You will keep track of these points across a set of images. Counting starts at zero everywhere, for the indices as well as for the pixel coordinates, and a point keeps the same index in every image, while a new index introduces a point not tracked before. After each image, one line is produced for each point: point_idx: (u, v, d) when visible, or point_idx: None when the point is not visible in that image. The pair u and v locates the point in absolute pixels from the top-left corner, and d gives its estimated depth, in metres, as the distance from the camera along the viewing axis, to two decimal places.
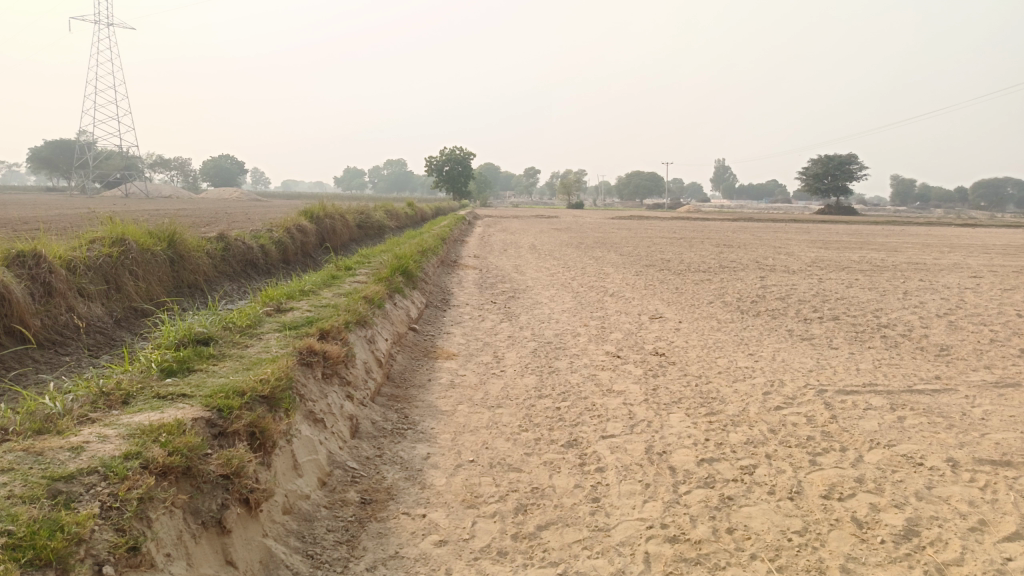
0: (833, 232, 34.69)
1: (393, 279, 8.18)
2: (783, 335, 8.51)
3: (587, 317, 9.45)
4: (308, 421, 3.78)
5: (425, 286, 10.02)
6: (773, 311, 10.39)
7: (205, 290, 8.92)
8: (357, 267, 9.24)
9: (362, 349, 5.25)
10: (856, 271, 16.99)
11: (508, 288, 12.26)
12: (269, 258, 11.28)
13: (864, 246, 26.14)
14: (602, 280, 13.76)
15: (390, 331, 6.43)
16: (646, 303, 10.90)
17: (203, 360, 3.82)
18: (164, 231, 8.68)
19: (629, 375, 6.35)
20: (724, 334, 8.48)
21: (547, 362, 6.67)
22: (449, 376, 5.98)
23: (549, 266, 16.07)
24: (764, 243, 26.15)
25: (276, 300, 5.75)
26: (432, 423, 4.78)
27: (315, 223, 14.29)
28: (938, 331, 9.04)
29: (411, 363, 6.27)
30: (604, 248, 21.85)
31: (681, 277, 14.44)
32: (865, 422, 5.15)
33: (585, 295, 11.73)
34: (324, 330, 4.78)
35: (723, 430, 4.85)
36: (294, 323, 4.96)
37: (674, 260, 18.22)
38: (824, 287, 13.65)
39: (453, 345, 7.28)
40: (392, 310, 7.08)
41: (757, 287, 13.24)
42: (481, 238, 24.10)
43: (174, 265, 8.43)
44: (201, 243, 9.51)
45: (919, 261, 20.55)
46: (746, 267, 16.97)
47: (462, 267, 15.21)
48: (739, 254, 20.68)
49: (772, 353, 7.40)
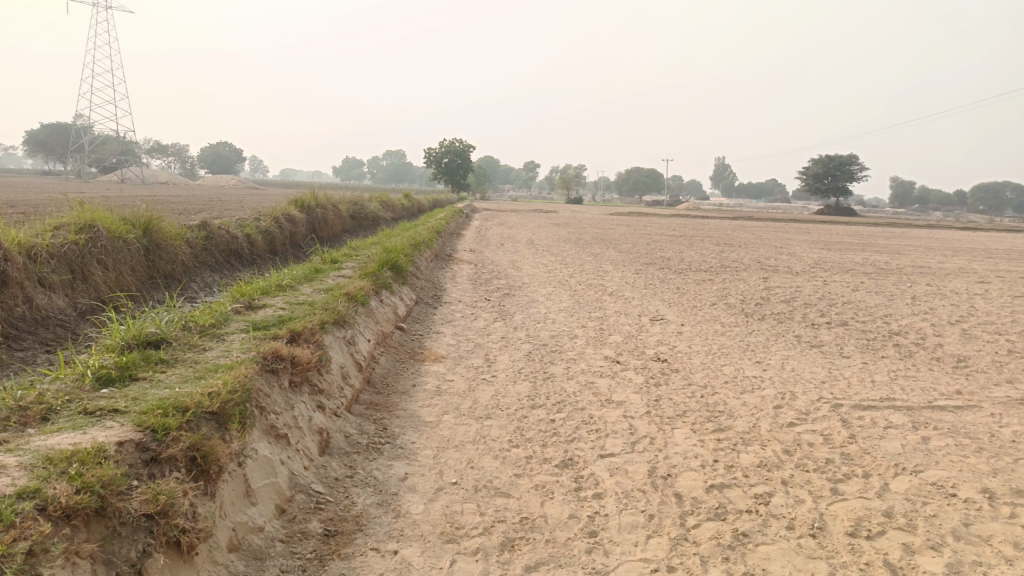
0: (834, 233, 34.32)
1: (381, 274, 7.74)
2: (791, 341, 8.07)
3: (585, 318, 9.00)
4: (268, 437, 3.33)
5: (415, 281, 9.57)
6: (779, 315, 9.94)
7: (183, 282, 8.46)
8: (344, 261, 8.77)
9: (339, 352, 4.79)
10: (861, 273, 16.58)
11: (504, 284, 11.80)
12: (254, 248, 10.82)
13: (866, 248, 25.74)
14: (600, 278, 13.31)
15: (374, 331, 5.97)
16: (646, 303, 10.45)
17: (149, 366, 3.37)
18: (141, 218, 8.21)
19: (630, 383, 5.90)
20: (728, 338, 8.04)
21: (542, 367, 6.23)
22: (435, 382, 5.53)
23: (547, 262, 15.61)
24: (764, 243, 25.80)
25: (248, 296, 5.28)
26: (413, 437, 4.33)
27: (306, 213, 13.82)
28: (953, 340, 8.60)
29: (395, 366, 5.81)
30: (602, 245, 21.38)
31: (682, 277, 14.01)
32: (887, 444, 4.71)
33: (582, 293, 11.29)
34: (295, 332, 4.32)
35: (733, 450, 4.41)
36: (263, 323, 4.50)
37: (674, 259, 17.77)
38: (830, 289, 13.22)
39: (442, 346, 6.83)
40: (377, 307, 6.63)
41: (760, 288, 12.80)
42: (478, 232, 23.63)
43: (149, 253, 7.96)
44: (180, 231, 9.05)
45: (924, 264, 20.12)
46: (748, 268, 16.52)
47: (457, 261, 14.78)
48: (740, 254, 20.28)
49: (782, 361, 6.96)
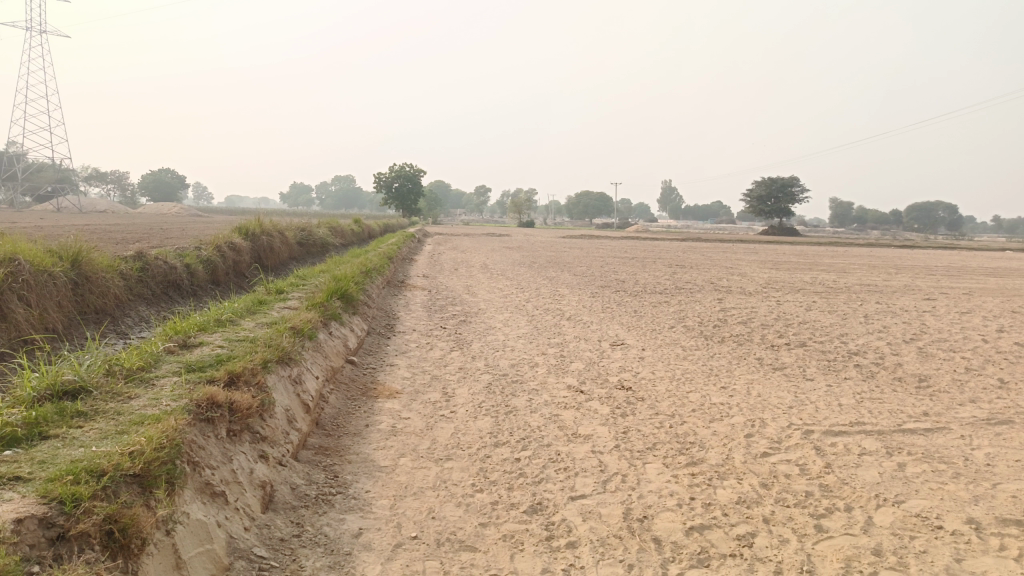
0: (781, 252, 35.06)
1: (330, 304, 7.36)
2: (753, 364, 7.95)
3: (545, 345, 8.73)
4: (202, 497, 2.95)
5: (367, 310, 9.19)
6: (738, 337, 9.86)
7: (115, 317, 7.92)
8: (290, 291, 8.36)
9: (284, 394, 4.41)
10: (813, 292, 16.77)
11: (459, 311, 11.48)
12: (195, 279, 10.29)
13: (813, 267, 26.25)
14: (557, 303, 13.11)
15: (322, 367, 5.59)
16: (605, 327, 10.26)
17: (64, 420, 2.96)
18: (69, 249, 7.67)
19: (595, 415, 5.64)
20: (691, 363, 7.87)
21: (503, 399, 5.92)
22: (390, 420, 5.18)
23: (502, 287, 15.35)
24: (716, 263, 26.11)
25: (183, 334, 4.86)
26: (366, 485, 3.98)
27: (251, 241, 13.30)
28: (910, 359, 8.62)
29: (346, 404, 5.43)
30: (557, 268, 21.26)
31: (638, 299, 13.91)
32: (864, 472, 4.54)
33: (540, 318, 11.05)
34: (235, 374, 3.93)
35: (710, 486, 4.17)
36: (198, 365, 4.10)
37: (629, 281, 17.71)
38: (784, 310, 13.28)
39: (397, 380, 6.47)
40: (325, 341, 6.25)
41: (717, 310, 12.77)
42: (431, 257, 23.30)
43: (78, 287, 7.42)
44: (113, 263, 8.50)
45: (869, 282, 20.53)
46: (702, 289, 16.57)
47: (410, 287, 14.42)
48: (693, 275, 20.40)
49: (747, 386, 6.80)
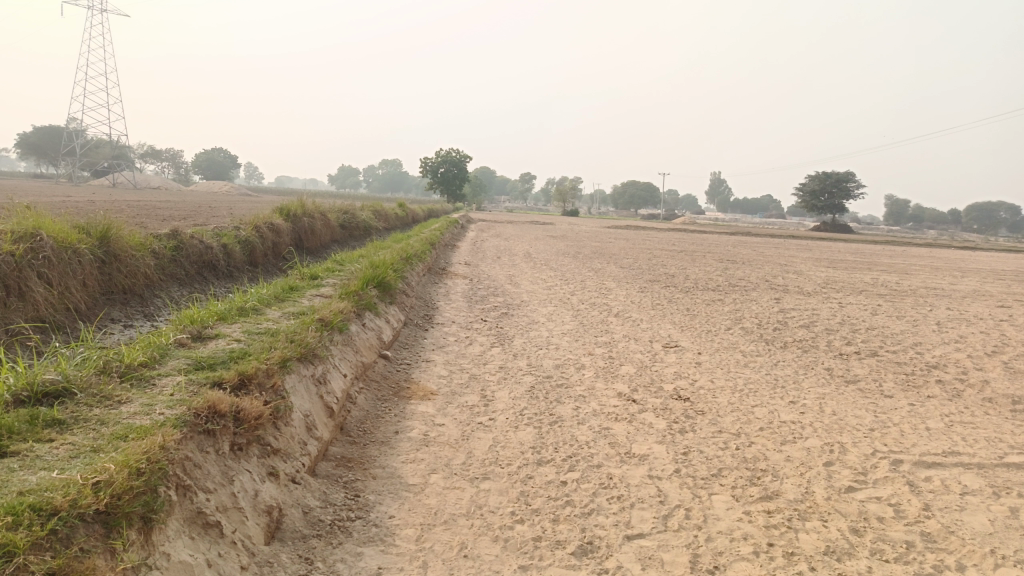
0: (835, 250, 33.71)
1: (364, 293, 6.88)
2: (822, 375, 7.22)
3: (592, 344, 8.13)
4: (192, 529, 2.45)
5: (405, 299, 8.72)
6: (802, 343, 9.09)
7: (144, 298, 7.58)
8: (325, 277, 7.91)
9: (305, 397, 3.92)
10: (875, 295, 15.80)
11: (501, 302, 10.93)
12: (231, 259, 9.96)
13: (873, 267, 24.98)
14: (604, 297, 12.46)
15: (351, 364, 5.10)
16: (656, 326, 9.60)
17: (31, 431, 2.51)
18: (98, 225, 7.33)
19: (650, 430, 5.04)
20: (753, 371, 7.19)
21: (547, 407, 5.36)
22: (423, 427, 4.66)
23: (546, 278, 14.74)
24: (768, 260, 25.09)
25: (199, 324, 4.41)
26: (391, 508, 3.45)
27: (291, 222, 12.95)
28: (998, 376, 7.76)
29: (375, 407, 4.93)
30: (603, 260, 20.51)
31: (690, 296, 13.19)
32: (972, 519, 3.86)
33: (586, 313, 10.45)
34: (245, 376, 3.44)
35: (790, 529, 3.56)
36: (207, 364, 3.63)
37: (679, 276, 16.91)
38: (848, 313, 12.41)
39: (432, 378, 5.95)
40: (357, 334, 5.76)
41: (775, 311, 11.99)
42: (474, 244, 22.80)
43: (105, 266, 7.09)
44: (144, 241, 8.18)
45: (936, 286, 19.32)
46: (757, 287, 15.74)
47: (451, 275, 13.94)
48: (746, 272, 19.53)
49: (820, 402, 6.10)
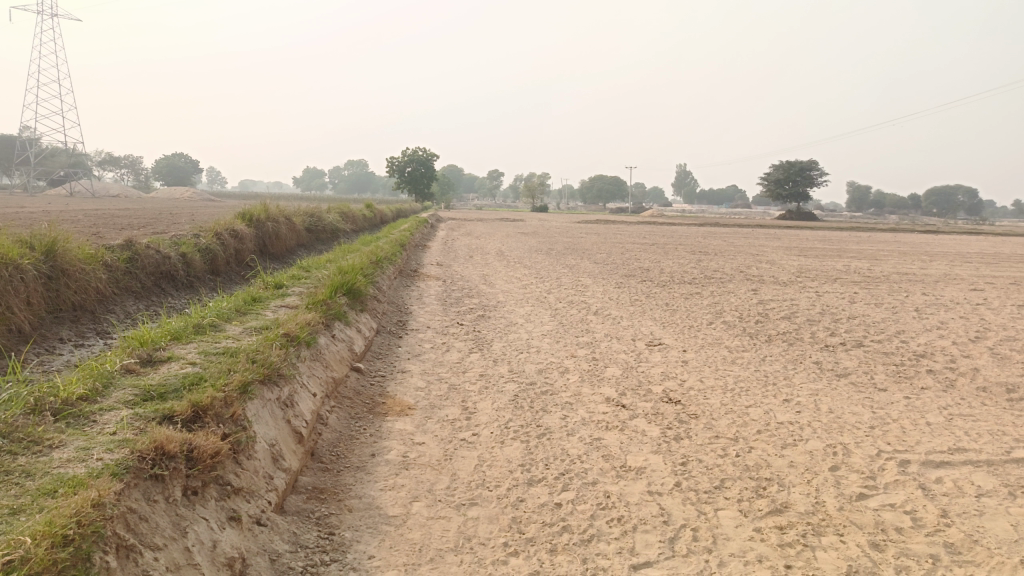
0: (804, 238, 33.90)
1: (333, 301, 6.49)
2: (812, 370, 7.00)
3: (573, 345, 7.82)
4: None
5: (376, 305, 8.33)
6: (786, 335, 8.88)
7: (96, 315, 7.09)
8: (290, 285, 7.49)
9: (270, 424, 3.55)
10: (851, 282, 15.76)
11: (476, 304, 10.58)
12: (191, 269, 9.47)
13: (843, 254, 25.11)
14: (581, 294, 12.17)
15: (320, 381, 4.72)
16: (637, 324, 9.33)
17: None
18: (42, 238, 6.81)
19: (644, 439, 4.74)
20: (742, 368, 6.95)
21: (534, 418, 5.03)
22: (402, 448, 4.30)
23: (521, 277, 14.41)
24: (740, 250, 25.07)
25: (149, 344, 4.00)
26: (370, 547, 3.09)
27: (255, 227, 12.44)
28: (987, 363, 7.63)
29: (348, 427, 4.56)
30: (576, 255, 20.24)
31: (667, 291, 12.97)
32: (994, 524, 3.62)
33: (565, 312, 10.15)
34: (199, 407, 3.06)
35: (807, 548, 3.29)
36: (158, 394, 3.23)
37: (654, 270, 16.70)
38: (826, 302, 12.28)
39: (409, 390, 5.59)
40: (326, 346, 5.37)
41: (754, 302, 11.81)
42: (444, 243, 22.41)
43: (51, 282, 6.59)
44: (95, 254, 7.68)
45: (906, 271, 19.39)
46: (733, 278, 15.60)
47: (423, 277, 13.56)
48: (720, 263, 19.41)
49: (815, 400, 5.86)
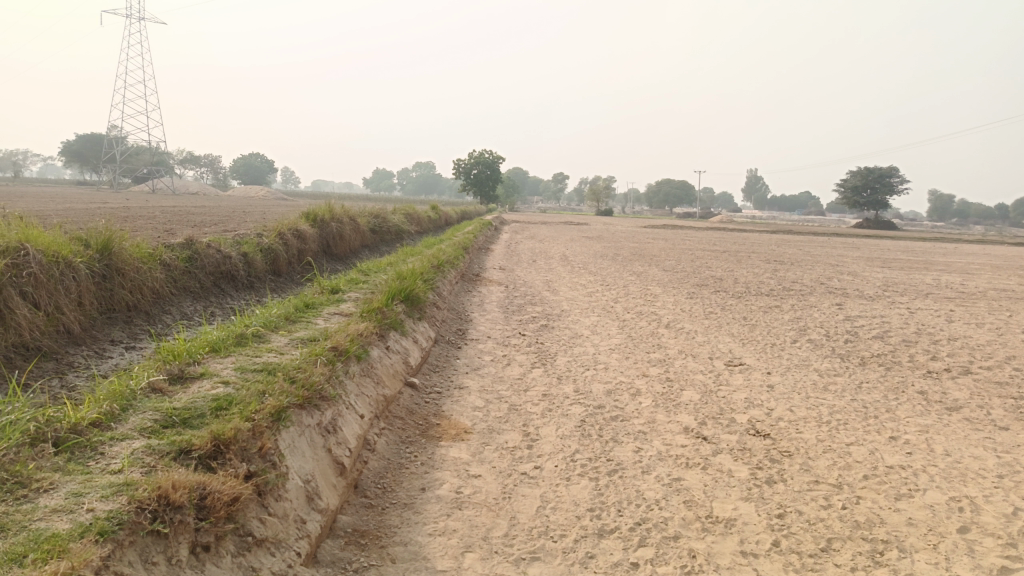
0: (884, 248, 32.14)
1: (390, 310, 6.08)
2: (918, 401, 6.21)
3: (645, 363, 7.22)
4: None
5: (435, 313, 7.91)
6: (881, 358, 8.05)
7: (151, 315, 6.89)
8: (346, 290, 7.14)
9: (306, 457, 3.11)
10: (944, 298, 14.53)
11: (540, 312, 10.06)
12: (251, 269, 9.27)
13: (930, 267, 23.49)
14: (650, 304, 11.49)
15: (370, 401, 4.30)
16: (713, 340, 8.63)
17: None
18: (99, 235, 6.64)
19: (732, 482, 4.13)
20: (836, 396, 6.22)
21: (604, 450, 4.49)
22: (456, 482, 3.83)
23: (587, 283, 13.83)
24: (818, 260, 23.78)
25: (183, 358, 3.66)
26: None
27: (318, 228, 12.24)
28: None
29: (398, 454, 4.12)
30: (644, 262, 19.44)
31: (743, 303, 12.16)
32: None
33: (634, 324, 9.53)
34: (221, 439, 2.64)
35: None
36: (180, 420, 2.85)
37: (727, 280, 15.84)
38: (921, 321, 11.25)
39: (467, 410, 5.12)
40: (378, 360, 4.95)
41: (840, 319, 10.90)
42: (508, 246, 21.92)
43: (105, 281, 6.39)
44: (153, 252, 7.51)
45: (1005, 287, 17.86)
46: (814, 290, 14.64)
47: (486, 281, 13.13)
48: (798, 273, 18.37)
49: (926, 439, 5.11)
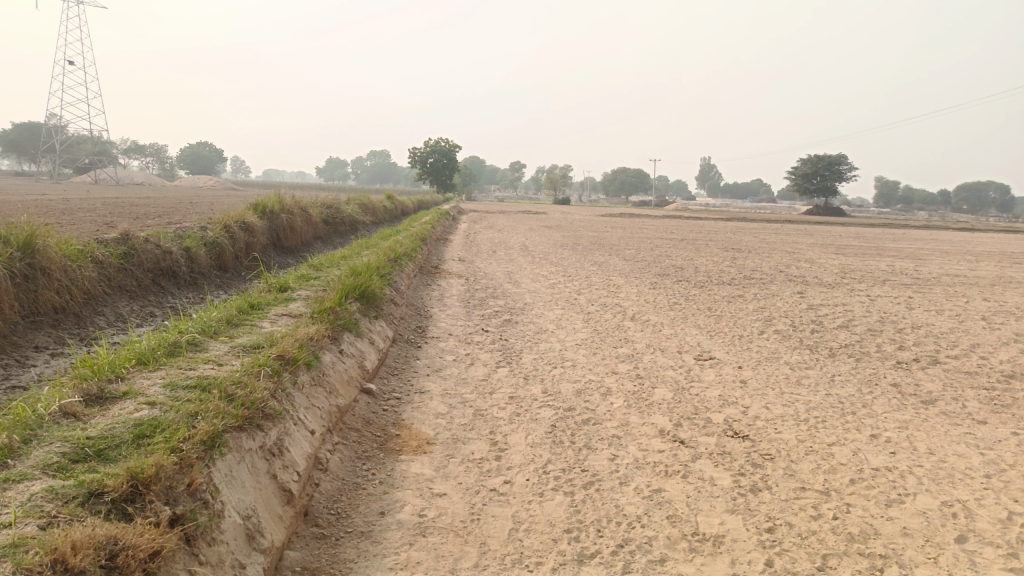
0: (836, 234, 32.67)
1: (344, 309, 5.67)
2: (893, 395, 6.06)
3: (613, 359, 6.94)
4: None
5: (393, 310, 7.50)
6: (850, 349, 7.93)
7: (81, 319, 6.33)
8: (297, 288, 6.69)
9: (246, 489, 2.72)
10: (901, 285, 14.67)
11: (503, 306, 9.71)
12: (195, 264, 8.71)
13: (883, 253, 23.84)
14: (614, 296, 11.23)
15: (321, 414, 3.91)
16: (681, 333, 8.41)
17: None
18: (20, 231, 6.04)
19: (715, 491, 3.86)
20: (811, 391, 6.03)
21: (578, 459, 4.17)
22: (419, 503, 3.46)
23: (548, 274, 13.53)
24: (774, 247, 23.97)
25: (105, 375, 3.22)
26: None
27: (267, 220, 11.66)
28: None
29: (353, 473, 3.74)
30: (604, 251, 19.26)
31: (707, 293, 12.02)
32: None
33: (599, 317, 9.26)
34: (140, 478, 2.24)
35: None
36: (94, 453, 2.43)
37: (688, 269, 15.74)
38: (882, 308, 11.24)
39: (429, 418, 4.75)
40: (330, 366, 4.54)
41: (804, 308, 10.81)
42: (467, 237, 21.50)
43: (27, 281, 5.81)
44: (84, 249, 6.93)
45: (956, 272, 18.19)
46: (775, 278, 14.62)
47: (445, 274, 12.73)
48: (757, 261, 18.40)
49: (907, 437, 4.93)
